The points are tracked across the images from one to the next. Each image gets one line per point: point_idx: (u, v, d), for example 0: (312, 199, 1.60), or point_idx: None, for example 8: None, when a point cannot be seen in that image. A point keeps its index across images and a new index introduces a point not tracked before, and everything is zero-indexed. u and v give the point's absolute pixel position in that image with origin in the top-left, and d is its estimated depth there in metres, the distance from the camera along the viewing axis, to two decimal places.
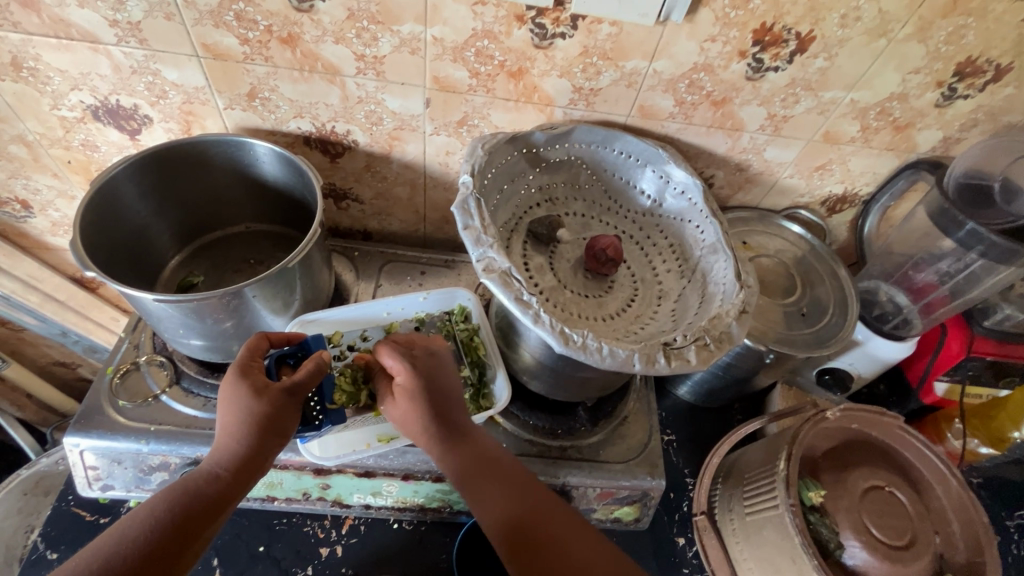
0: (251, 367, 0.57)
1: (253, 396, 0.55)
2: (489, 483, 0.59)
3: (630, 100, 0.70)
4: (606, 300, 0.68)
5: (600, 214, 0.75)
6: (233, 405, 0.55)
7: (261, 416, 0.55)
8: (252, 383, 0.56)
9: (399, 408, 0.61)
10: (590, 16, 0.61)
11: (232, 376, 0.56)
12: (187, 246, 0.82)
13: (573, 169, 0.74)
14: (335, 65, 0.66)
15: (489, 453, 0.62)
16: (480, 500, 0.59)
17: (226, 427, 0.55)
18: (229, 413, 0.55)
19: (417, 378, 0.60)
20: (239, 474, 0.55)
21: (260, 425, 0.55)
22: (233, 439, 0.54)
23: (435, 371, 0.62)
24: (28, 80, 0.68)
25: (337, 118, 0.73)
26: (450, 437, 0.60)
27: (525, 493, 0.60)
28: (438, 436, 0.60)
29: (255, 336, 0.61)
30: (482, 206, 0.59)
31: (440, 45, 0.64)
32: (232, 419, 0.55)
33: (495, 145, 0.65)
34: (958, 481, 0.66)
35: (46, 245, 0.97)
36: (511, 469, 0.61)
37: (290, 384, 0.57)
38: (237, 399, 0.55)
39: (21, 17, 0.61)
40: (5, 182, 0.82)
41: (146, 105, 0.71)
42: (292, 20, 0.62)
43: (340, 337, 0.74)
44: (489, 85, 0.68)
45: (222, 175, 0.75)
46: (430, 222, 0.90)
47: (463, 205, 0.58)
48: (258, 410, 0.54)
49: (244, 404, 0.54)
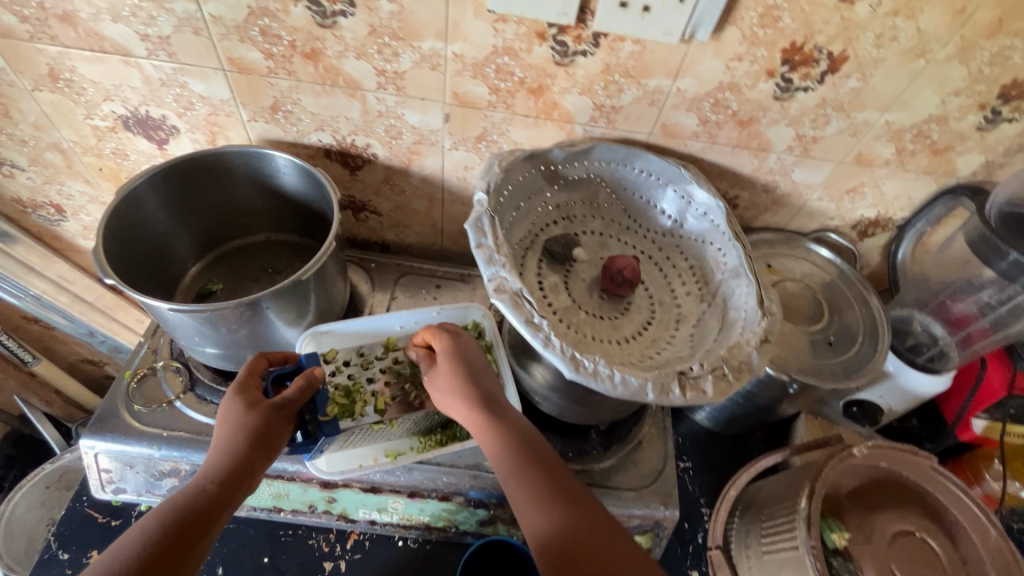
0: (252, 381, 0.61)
1: (253, 409, 0.58)
2: (531, 473, 0.57)
3: (652, 118, 0.69)
4: (622, 322, 0.67)
5: (619, 234, 0.74)
6: (227, 419, 0.57)
7: (252, 427, 0.57)
8: (246, 398, 0.58)
9: (439, 379, 0.64)
10: (613, 34, 0.59)
11: (229, 393, 0.58)
12: (208, 254, 0.83)
13: (593, 187, 0.73)
14: (356, 79, 0.66)
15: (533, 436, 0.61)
16: (525, 498, 0.55)
17: (218, 440, 0.56)
18: (224, 427, 0.56)
19: (460, 354, 0.65)
20: (235, 482, 0.55)
21: (250, 434, 0.56)
22: (224, 453, 0.55)
23: (467, 350, 0.66)
24: (64, 90, 0.70)
25: (357, 131, 0.73)
26: (498, 415, 0.61)
27: (565, 486, 0.57)
28: (492, 414, 0.60)
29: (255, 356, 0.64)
30: (496, 224, 0.57)
31: (460, 61, 0.63)
32: (226, 432, 0.56)
33: (512, 164, 0.64)
34: (997, 529, 0.60)
35: (78, 247, 1.00)
36: (555, 462, 0.59)
37: (281, 400, 0.60)
38: (238, 411, 0.57)
39: (59, 31, 0.63)
40: (40, 187, 0.86)
41: (174, 116, 0.73)
42: (315, 35, 0.62)
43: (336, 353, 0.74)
44: (509, 102, 0.68)
45: (243, 185, 0.76)
46: (447, 236, 0.91)
47: (477, 223, 0.57)
48: (249, 421, 0.56)
49: (237, 417, 0.57)
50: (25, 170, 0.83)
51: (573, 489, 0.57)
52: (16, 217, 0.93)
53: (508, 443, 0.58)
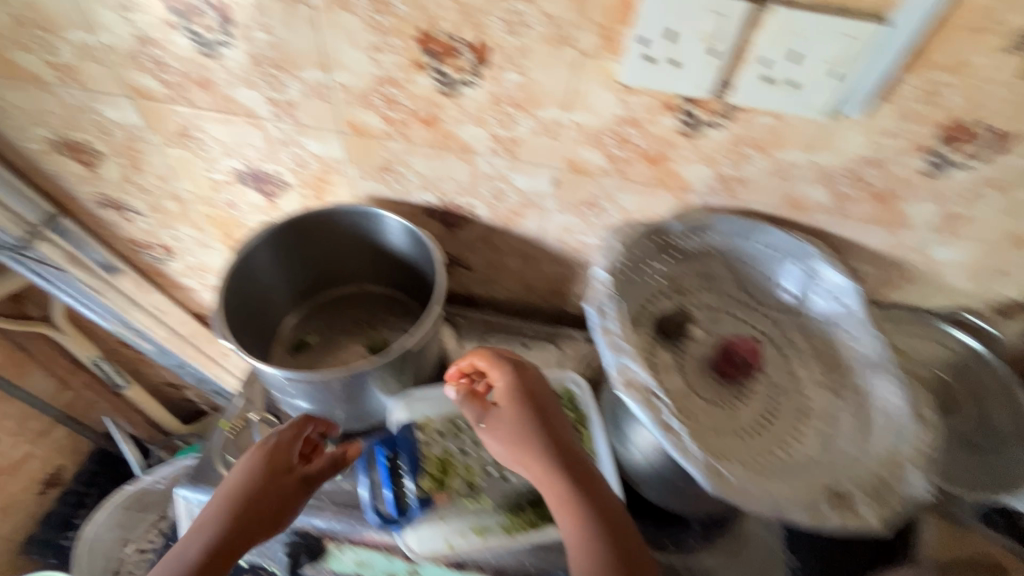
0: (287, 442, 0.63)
1: (280, 472, 0.60)
2: (586, 521, 0.54)
3: (777, 190, 0.64)
4: (740, 412, 0.61)
5: (733, 309, 0.68)
6: (247, 479, 0.59)
7: (268, 497, 0.58)
8: (272, 463, 0.61)
9: (495, 416, 0.61)
10: (749, 108, 0.56)
11: (258, 451, 0.61)
12: (305, 304, 0.84)
13: (707, 259, 0.68)
14: (469, 144, 0.66)
15: (609, 502, 0.55)
16: (575, 548, 0.53)
17: (230, 500, 0.58)
18: (239, 486, 0.58)
19: (519, 388, 0.61)
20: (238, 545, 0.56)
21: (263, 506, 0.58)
22: (228, 513, 0.56)
23: (539, 388, 0.62)
24: (190, 147, 0.73)
25: (462, 192, 0.73)
26: (579, 481, 0.56)
27: (640, 568, 0.51)
28: (572, 478, 0.56)
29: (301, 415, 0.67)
30: (619, 308, 0.57)
31: (579, 129, 0.62)
32: (240, 493, 0.58)
33: (632, 240, 0.64)
34: None
35: (178, 284, 1.04)
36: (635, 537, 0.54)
37: (306, 472, 0.62)
38: (260, 470, 0.60)
39: (195, 95, 0.66)
40: (155, 230, 0.90)
41: (288, 172, 0.74)
42: (436, 103, 0.61)
43: (430, 424, 0.71)
44: (624, 169, 0.65)
45: (346, 241, 0.77)
46: (537, 293, 0.89)
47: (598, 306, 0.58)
48: (266, 488, 0.59)
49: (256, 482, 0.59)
50: (143, 214, 0.87)
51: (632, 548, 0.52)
52: (128, 255, 0.98)
53: (581, 509, 0.54)
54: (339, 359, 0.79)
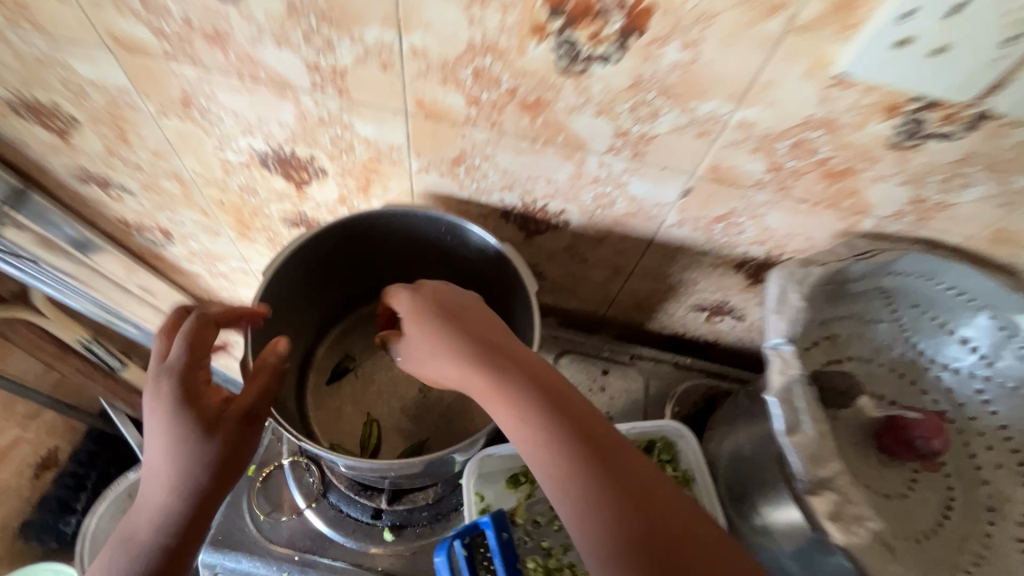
0: (186, 369, 0.43)
1: (201, 424, 0.42)
2: (563, 450, 0.39)
3: (989, 221, 0.48)
4: (911, 507, 0.49)
5: (891, 359, 0.55)
6: (173, 446, 0.41)
7: (204, 456, 0.42)
8: (200, 413, 0.42)
9: (416, 341, 0.49)
10: (1012, 118, 0.39)
11: (172, 398, 0.42)
12: (344, 319, 0.69)
13: (870, 301, 0.54)
14: (582, 139, 0.48)
15: (613, 447, 0.39)
16: (559, 488, 0.38)
17: (169, 475, 0.42)
18: (168, 456, 0.41)
19: (429, 305, 0.50)
20: (220, 474, 0.43)
21: (212, 466, 0.42)
22: (173, 490, 0.42)
23: (461, 300, 0.50)
24: (196, 119, 0.55)
25: (556, 196, 0.56)
26: (568, 425, 0.40)
27: (654, 498, 0.37)
28: (550, 421, 0.40)
29: (169, 315, 0.48)
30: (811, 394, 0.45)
31: (744, 129, 0.45)
32: (173, 468, 0.42)
33: (809, 292, 0.49)
34: None
35: (180, 269, 0.88)
36: (668, 492, 0.37)
37: (245, 411, 0.44)
38: (187, 426, 0.42)
39: (202, 53, 0.47)
40: (149, 212, 0.73)
41: (325, 158, 0.57)
42: (549, 83, 0.44)
43: (526, 510, 0.58)
44: (787, 183, 0.49)
45: (402, 247, 0.61)
46: (618, 306, 0.74)
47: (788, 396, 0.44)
48: (199, 448, 0.41)
49: (189, 443, 0.41)
50: (134, 194, 0.69)
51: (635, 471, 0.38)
52: (117, 236, 0.81)
53: (569, 468, 0.38)
54: (387, 387, 0.64)
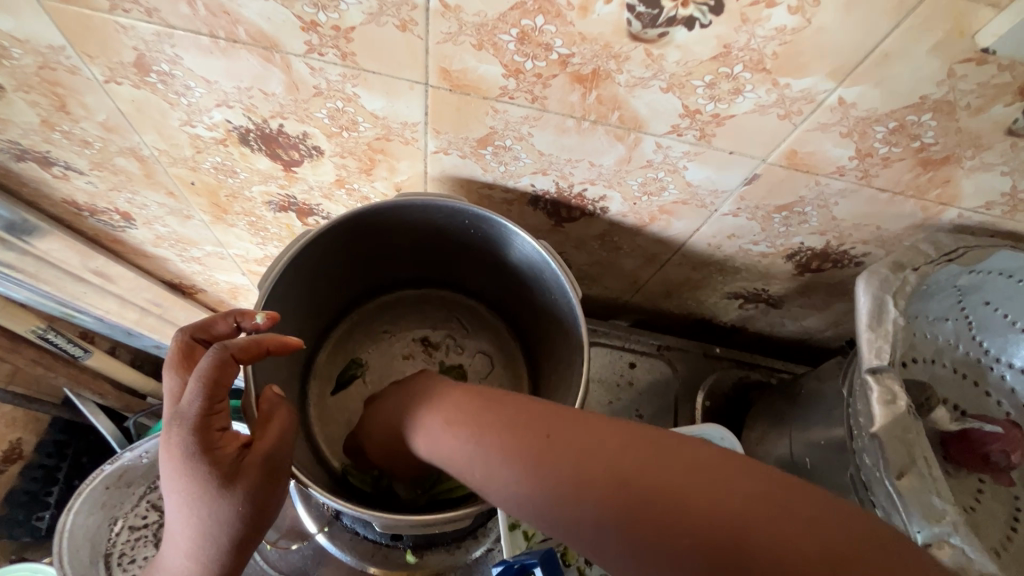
0: (202, 413, 0.33)
1: (222, 483, 0.33)
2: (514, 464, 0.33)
3: None
4: (982, 521, 0.46)
5: (954, 359, 0.51)
6: (192, 506, 0.33)
7: (228, 517, 0.33)
8: (216, 468, 0.33)
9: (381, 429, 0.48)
10: None
11: (179, 452, 0.33)
12: (347, 317, 0.62)
13: (942, 299, 0.49)
14: (640, 118, 0.40)
15: (568, 428, 0.33)
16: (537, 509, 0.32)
17: (187, 537, 0.33)
18: (183, 519, 0.33)
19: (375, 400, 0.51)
20: (248, 531, 0.34)
21: (240, 526, 0.34)
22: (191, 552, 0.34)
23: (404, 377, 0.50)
24: (156, 87, 0.44)
25: (596, 181, 0.48)
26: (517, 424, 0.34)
27: (615, 451, 0.31)
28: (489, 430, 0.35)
29: (172, 338, 0.38)
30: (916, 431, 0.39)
31: (839, 111, 0.37)
32: (191, 529, 0.33)
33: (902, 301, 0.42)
34: None
35: (145, 253, 0.77)
36: (649, 453, 0.30)
37: (268, 457, 0.35)
38: (205, 483, 0.32)
39: (161, 3, 0.36)
40: (104, 193, 0.62)
41: (320, 135, 0.47)
42: (613, 51, 0.35)
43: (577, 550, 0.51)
44: (872, 172, 0.42)
45: (414, 238, 0.54)
46: (645, 294, 0.68)
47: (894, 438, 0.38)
48: (218, 510, 0.33)
49: (208, 506, 0.33)
50: (84, 173, 0.58)
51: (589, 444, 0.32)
52: (67, 219, 0.69)
53: (536, 481, 0.32)
54: None
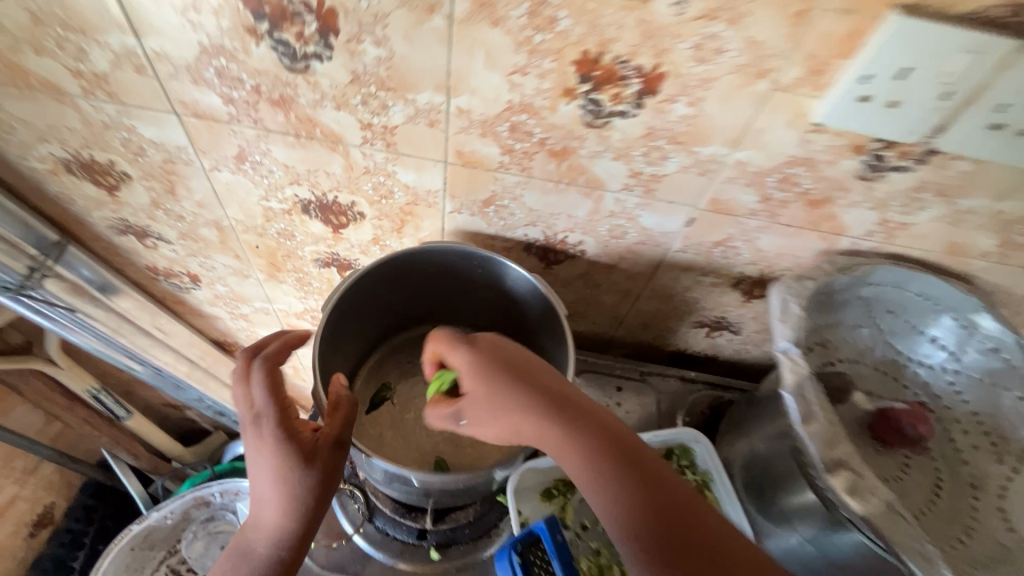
0: (281, 414, 0.50)
1: (293, 456, 0.48)
2: (601, 455, 0.45)
3: (942, 236, 0.58)
4: (907, 487, 0.56)
5: (874, 360, 0.63)
6: (274, 476, 0.48)
7: (297, 479, 0.48)
8: (289, 446, 0.49)
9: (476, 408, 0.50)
10: (954, 153, 0.48)
11: (265, 439, 0.49)
12: (381, 347, 0.76)
13: (850, 310, 0.62)
14: (600, 179, 0.56)
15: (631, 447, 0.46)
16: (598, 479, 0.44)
17: (274, 501, 0.49)
18: (268, 486, 0.49)
19: (488, 356, 0.51)
20: (316, 493, 0.49)
21: (308, 486, 0.48)
22: (281, 513, 0.49)
23: (501, 351, 0.52)
24: (247, 171, 0.60)
25: (574, 229, 0.63)
26: (554, 412, 0.47)
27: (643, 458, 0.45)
28: (561, 428, 0.46)
29: (242, 359, 0.54)
30: (812, 388, 0.52)
31: (740, 168, 0.53)
32: (275, 495, 0.48)
33: (807, 302, 0.59)
34: None
35: (201, 312, 0.91)
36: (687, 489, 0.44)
37: (329, 437, 0.50)
38: (287, 468, 0.48)
39: (265, 116, 0.53)
40: (182, 259, 0.77)
41: (365, 203, 0.63)
42: (575, 134, 0.51)
43: (573, 514, 0.63)
44: (776, 211, 0.57)
45: (437, 281, 0.69)
46: (627, 328, 0.80)
47: (797, 390, 0.52)
48: (292, 474, 0.48)
49: (285, 474, 0.48)
50: (171, 243, 0.73)
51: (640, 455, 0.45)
52: (143, 283, 0.84)
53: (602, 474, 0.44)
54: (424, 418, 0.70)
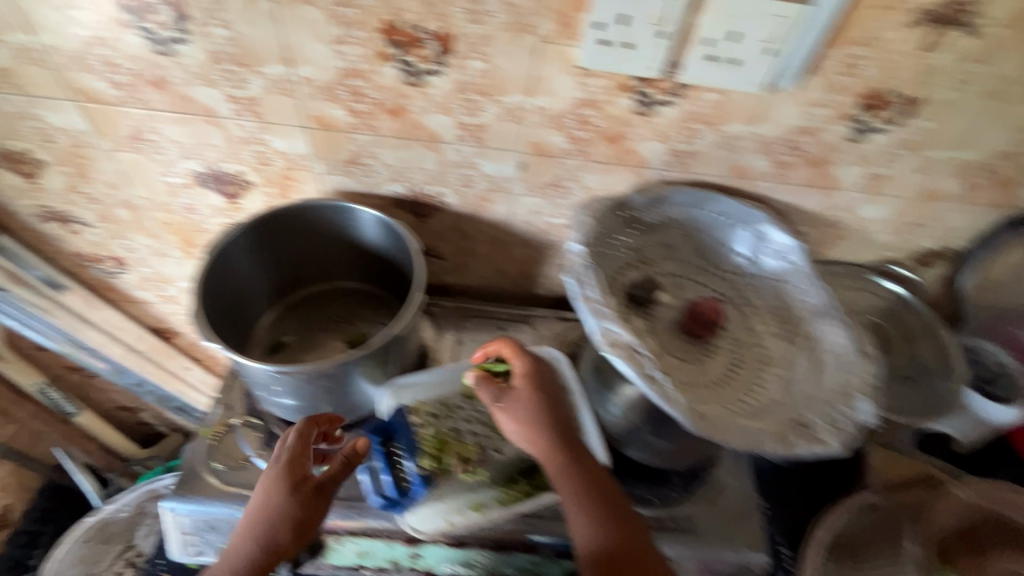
0: (288, 462, 0.63)
1: (286, 484, 0.61)
2: (582, 481, 0.62)
3: (725, 162, 0.70)
4: (708, 365, 0.66)
5: (695, 274, 0.74)
6: (272, 495, 0.61)
7: (285, 502, 0.60)
8: (286, 472, 0.62)
9: (516, 405, 0.66)
10: (697, 85, 0.61)
11: (278, 468, 0.62)
12: (278, 305, 0.82)
13: (667, 231, 0.73)
14: (436, 133, 0.67)
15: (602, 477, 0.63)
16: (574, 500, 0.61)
17: (265, 516, 0.60)
18: (268, 502, 0.60)
19: (539, 374, 0.68)
20: (303, 518, 0.61)
21: (290, 514, 0.60)
22: (266, 523, 0.60)
23: (549, 378, 0.69)
24: (144, 150, 0.71)
25: (431, 181, 0.74)
26: (569, 447, 0.64)
27: (607, 487, 0.62)
28: (564, 454, 0.63)
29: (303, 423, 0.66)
30: (595, 275, 0.57)
31: (542, 113, 0.65)
32: (269, 510, 0.60)
33: (599, 213, 0.67)
34: None
35: (133, 298, 1.00)
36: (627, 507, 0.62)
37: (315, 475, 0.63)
38: (277, 500, 0.60)
39: (148, 96, 0.64)
40: (105, 242, 0.86)
41: (250, 171, 0.73)
42: (402, 93, 0.63)
43: (422, 407, 0.72)
44: (586, 149, 0.69)
45: (318, 238, 0.76)
46: (508, 277, 0.91)
47: (576, 275, 0.56)
48: (283, 497, 0.60)
49: (277, 493, 0.60)
50: (92, 226, 0.83)
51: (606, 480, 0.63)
52: (75, 271, 0.93)
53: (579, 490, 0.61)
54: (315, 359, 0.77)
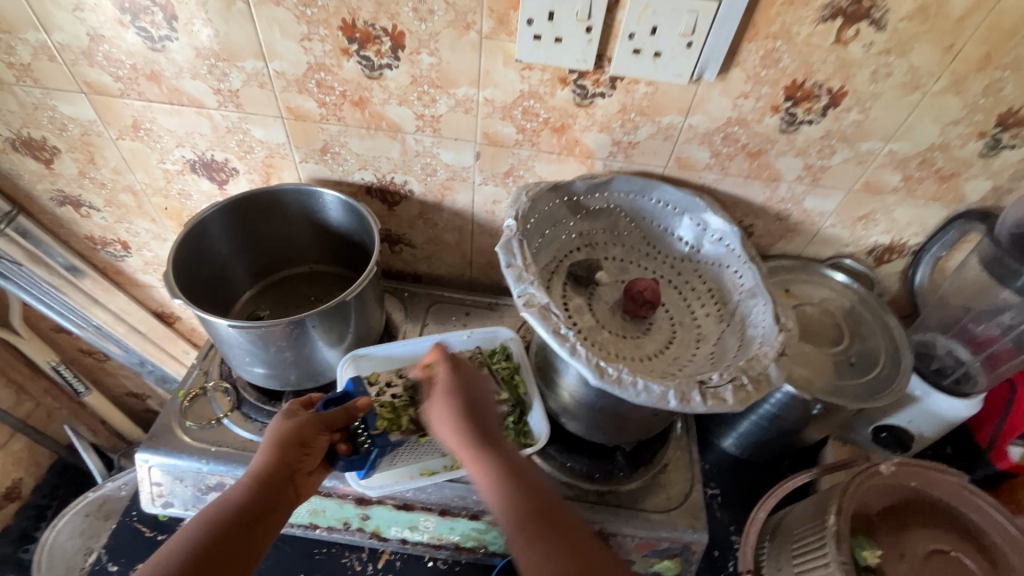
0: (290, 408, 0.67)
1: (288, 417, 0.66)
2: (518, 493, 0.57)
3: (667, 152, 0.74)
4: (643, 341, 0.70)
5: (639, 259, 0.78)
6: (274, 427, 0.64)
7: (286, 430, 0.63)
8: (287, 412, 0.67)
9: (440, 415, 0.65)
10: (628, 77, 0.66)
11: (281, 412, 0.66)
12: (258, 283, 0.90)
13: (612, 217, 0.77)
14: (397, 123, 0.74)
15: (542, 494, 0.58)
16: (512, 520, 0.55)
17: (265, 445, 0.63)
18: (271, 432, 0.64)
19: (460, 385, 0.67)
20: (303, 444, 0.64)
21: (288, 438, 0.63)
22: (271, 449, 0.62)
23: (472, 386, 0.67)
24: (143, 138, 0.80)
25: (396, 169, 0.81)
26: (498, 455, 0.60)
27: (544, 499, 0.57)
28: (492, 469, 0.59)
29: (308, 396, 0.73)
30: (524, 247, 0.63)
31: (490, 104, 0.71)
32: (269, 440, 0.63)
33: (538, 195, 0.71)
34: (1015, 528, 0.61)
35: (137, 282, 1.08)
36: (573, 521, 0.56)
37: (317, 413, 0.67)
38: (278, 429, 0.64)
39: (146, 88, 0.73)
40: (111, 226, 0.95)
41: (236, 159, 0.81)
42: (363, 86, 0.70)
43: (377, 376, 0.78)
44: (534, 140, 0.74)
45: (293, 222, 0.84)
46: (476, 267, 0.96)
47: (507, 245, 0.62)
48: (284, 424, 0.64)
49: (278, 423, 0.65)
50: (100, 210, 0.92)
51: (542, 492, 0.58)
52: (86, 254, 1.02)
53: (515, 505, 0.56)
54: None
